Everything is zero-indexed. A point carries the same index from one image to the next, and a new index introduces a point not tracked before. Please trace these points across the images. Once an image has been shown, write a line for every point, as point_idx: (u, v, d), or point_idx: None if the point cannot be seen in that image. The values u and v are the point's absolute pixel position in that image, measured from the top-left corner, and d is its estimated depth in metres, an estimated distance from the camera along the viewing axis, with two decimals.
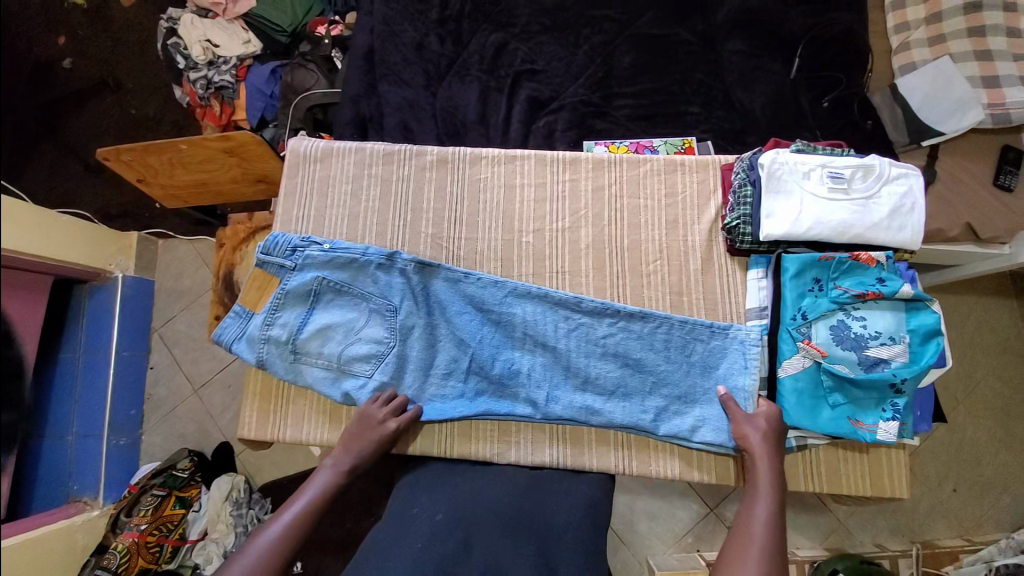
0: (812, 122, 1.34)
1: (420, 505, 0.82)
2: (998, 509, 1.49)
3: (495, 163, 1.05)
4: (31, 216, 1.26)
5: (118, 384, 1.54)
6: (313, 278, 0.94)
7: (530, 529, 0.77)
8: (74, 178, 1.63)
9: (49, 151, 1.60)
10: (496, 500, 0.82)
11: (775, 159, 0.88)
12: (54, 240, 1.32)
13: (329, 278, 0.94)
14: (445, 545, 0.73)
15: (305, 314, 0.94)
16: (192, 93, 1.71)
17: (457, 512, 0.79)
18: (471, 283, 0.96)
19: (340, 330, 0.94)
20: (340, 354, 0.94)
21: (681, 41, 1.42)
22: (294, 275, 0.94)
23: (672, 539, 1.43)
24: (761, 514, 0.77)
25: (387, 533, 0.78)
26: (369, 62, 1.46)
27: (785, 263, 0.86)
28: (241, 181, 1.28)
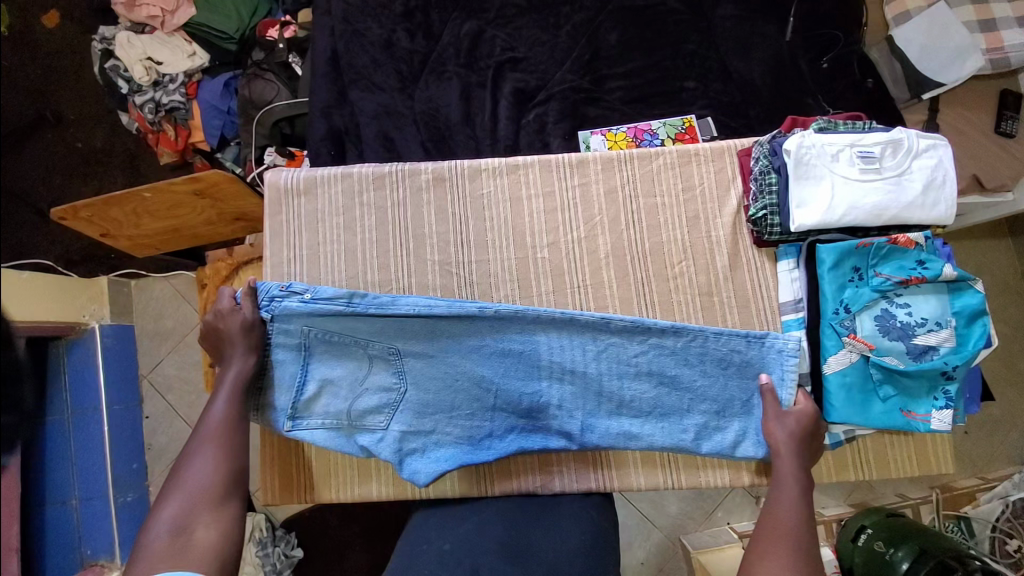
0: (813, 86, 1.28)
1: (428, 533, 0.82)
2: (1012, 444, 1.50)
3: (496, 175, 0.97)
4: None
5: (115, 439, 1.45)
6: (303, 331, 0.86)
7: (533, 560, 0.76)
8: (29, 227, 1.54)
9: None
10: (497, 525, 0.83)
11: (802, 143, 0.83)
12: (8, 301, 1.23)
13: (319, 329, 0.86)
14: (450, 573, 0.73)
15: (301, 372, 0.87)
16: (141, 118, 1.56)
17: (464, 541, 0.79)
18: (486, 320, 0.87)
19: (345, 384, 0.88)
20: (349, 410, 0.87)
21: (668, 10, 1.33)
22: (281, 330, 0.86)
23: (704, 516, 1.43)
24: (791, 507, 0.76)
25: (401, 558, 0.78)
26: (335, 68, 1.34)
27: (821, 255, 0.82)
28: (217, 221, 1.16)
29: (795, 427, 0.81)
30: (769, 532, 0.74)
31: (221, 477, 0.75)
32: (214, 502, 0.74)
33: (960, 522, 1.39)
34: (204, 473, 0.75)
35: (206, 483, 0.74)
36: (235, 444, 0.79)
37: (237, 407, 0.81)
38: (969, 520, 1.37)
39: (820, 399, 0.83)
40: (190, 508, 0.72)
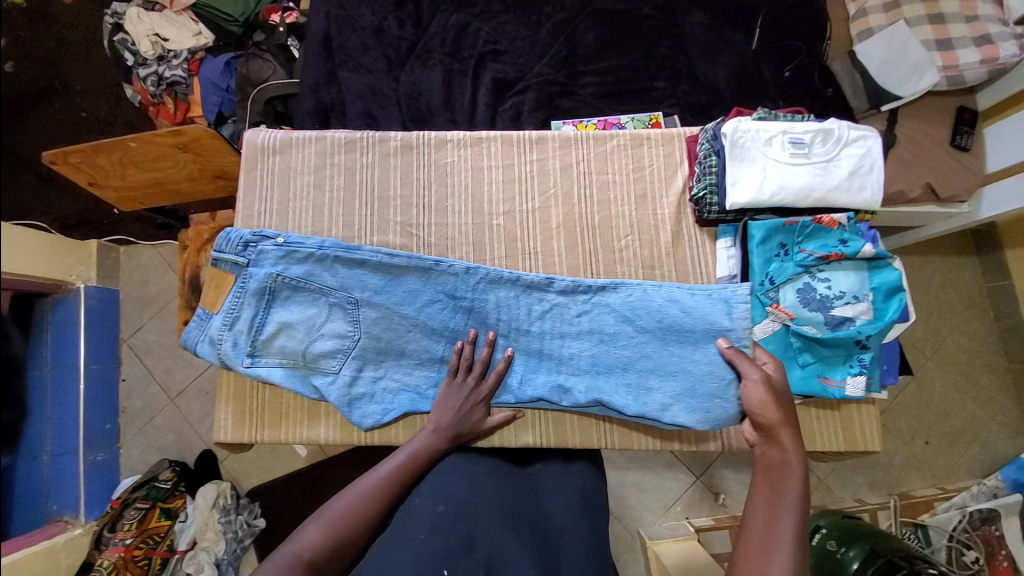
0: (775, 92, 1.35)
1: (419, 493, 0.79)
2: (972, 456, 1.48)
3: (460, 146, 1.03)
4: None
5: (91, 397, 1.57)
6: (267, 274, 0.91)
7: (527, 522, 0.77)
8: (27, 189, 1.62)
9: None
10: (489, 487, 0.81)
11: (737, 128, 0.90)
12: (5, 257, 1.34)
13: (284, 274, 0.91)
14: (446, 538, 0.72)
15: (262, 313, 0.92)
16: (143, 91, 1.65)
17: (459, 502, 0.77)
18: (442, 272, 0.94)
19: (302, 328, 0.92)
20: (305, 352, 0.92)
21: (643, 15, 1.41)
22: (249, 272, 0.91)
23: (663, 508, 1.43)
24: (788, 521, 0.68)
25: (408, 522, 0.74)
26: (326, 50, 1.43)
27: (752, 230, 0.89)
28: (198, 177, 1.21)
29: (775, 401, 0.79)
30: (755, 537, 0.68)
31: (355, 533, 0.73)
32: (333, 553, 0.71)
33: (917, 530, 1.38)
34: (361, 524, 0.74)
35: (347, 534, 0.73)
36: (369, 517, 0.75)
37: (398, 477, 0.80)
38: (926, 528, 1.37)
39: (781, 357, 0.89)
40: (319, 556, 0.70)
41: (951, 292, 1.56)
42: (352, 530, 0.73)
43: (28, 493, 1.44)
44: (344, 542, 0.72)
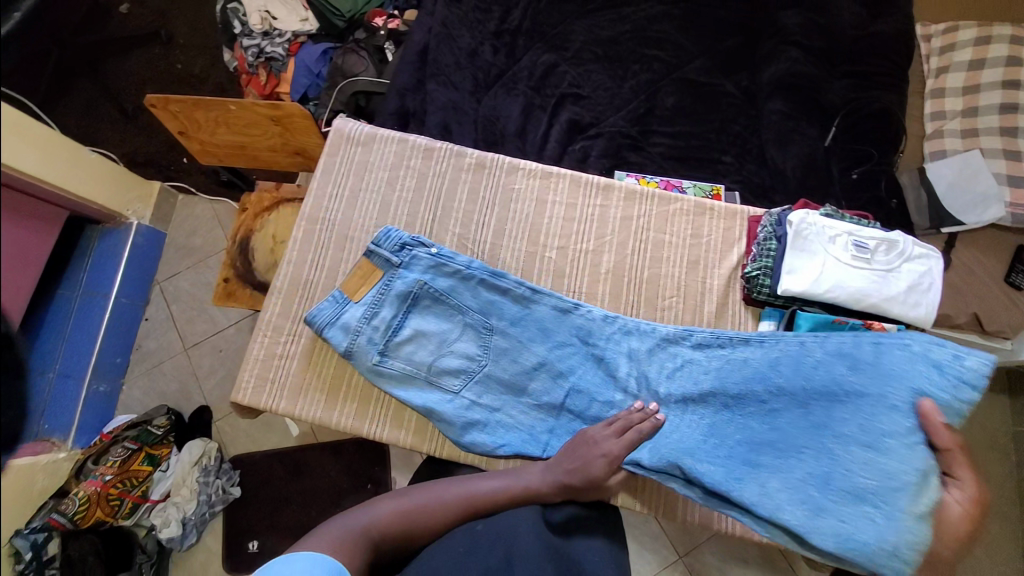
0: (838, 191, 1.37)
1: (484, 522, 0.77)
2: None
3: (530, 176, 1.07)
4: (66, 149, 1.43)
5: (111, 326, 1.65)
6: (415, 280, 0.97)
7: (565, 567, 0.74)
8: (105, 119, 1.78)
9: (85, 87, 1.76)
10: (547, 535, 0.77)
11: (804, 219, 0.92)
12: (81, 179, 1.49)
13: (430, 284, 0.97)
14: (485, 560, 0.72)
15: (401, 316, 0.96)
16: (242, 58, 1.77)
17: (501, 528, 0.76)
18: (579, 315, 0.97)
19: (433, 340, 0.96)
20: (430, 363, 0.95)
21: (724, 92, 1.47)
22: (399, 273, 0.97)
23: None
24: None
25: (460, 540, 0.74)
26: (421, 60, 1.52)
27: (798, 320, 0.90)
28: (279, 151, 1.27)
29: (974, 522, 0.67)
30: None
31: (421, 531, 0.76)
32: (395, 539, 0.75)
33: None
34: (422, 524, 0.76)
35: (416, 525, 0.76)
36: (437, 524, 0.77)
37: (486, 501, 0.80)
38: None
39: None
40: (383, 533, 0.74)
41: (980, 429, 1.50)
42: (422, 522, 0.76)
43: None
44: (404, 535, 0.75)
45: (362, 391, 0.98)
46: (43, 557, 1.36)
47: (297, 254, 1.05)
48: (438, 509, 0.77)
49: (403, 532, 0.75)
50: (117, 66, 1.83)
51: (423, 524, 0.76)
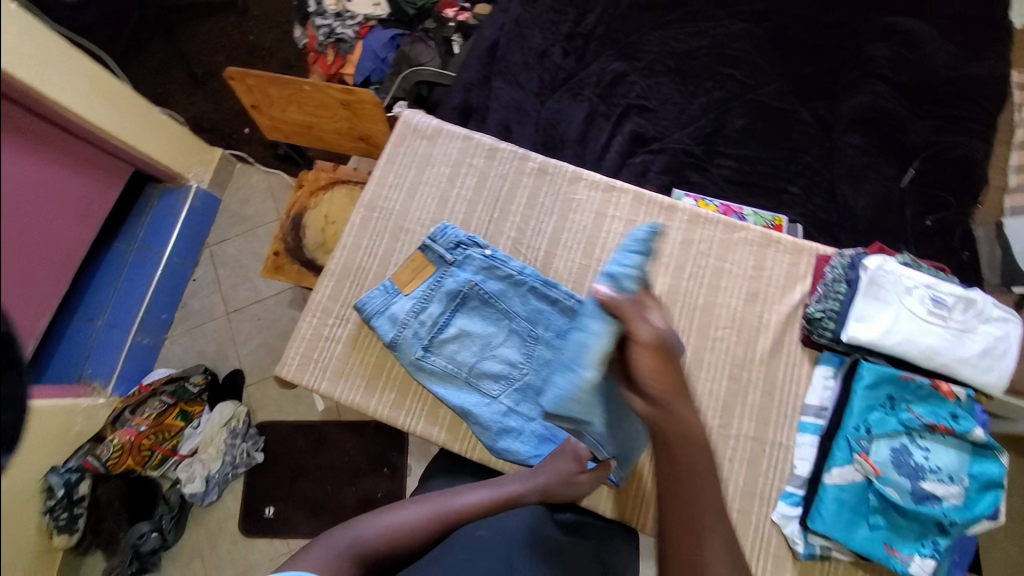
0: (908, 236, 1.29)
1: (483, 526, 0.77)
2: None
3: (592, 187, 1.05)
4: (133, 106, 1.50)
5: (161, 283, 1.71)
6: (467, 280, 0.97)
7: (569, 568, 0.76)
8: (177, 81, 1.93)
9: (158, 50, 1.94)
10: (547, 534, 0.78)
11: (880, 265, 0.88)
12: (147, 137, 1.55)
13: (481, 285, 0.97)
14: (492, 564, 0.71)
15: (449, 313, 0.97)
16: (313, 37, 1.82)
17: (502, 531, 0.76)
18: None
19: (478, 342, 0.96)
20: (472, 365, 0.95)
21: (798, 120, 1.41)
22: (451, 271, 0.98)
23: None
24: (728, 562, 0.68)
25: (448, 554, 0.72)
26: (489, 56, 1.52)
27: (861, 371, 0.85)
28: (344, 134, 1.28)
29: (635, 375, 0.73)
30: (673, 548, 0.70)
31: (407, 546, 0.76)
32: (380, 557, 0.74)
33: None
34: (408, 541, 0.76)
35: (400, 543, 0.76)
36: (422, 538, 0.77)
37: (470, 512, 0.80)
38: None
39: (852, 509, 0.81)
40: (367, 552, 0.73)
41: None
42: (406, 540, 0.76)
43: (75, 350, 1.57)
44: (389, 550, 0.75)
45: (401, 383, 0.99)
46: (74, 496, 1.45)
47: (355, 240, 1.06)
48: (421, 523, 0.77)
49: (387, 550, 0.75)
50: (193, 30, 1.97)
51: (408, 540, 0.76)
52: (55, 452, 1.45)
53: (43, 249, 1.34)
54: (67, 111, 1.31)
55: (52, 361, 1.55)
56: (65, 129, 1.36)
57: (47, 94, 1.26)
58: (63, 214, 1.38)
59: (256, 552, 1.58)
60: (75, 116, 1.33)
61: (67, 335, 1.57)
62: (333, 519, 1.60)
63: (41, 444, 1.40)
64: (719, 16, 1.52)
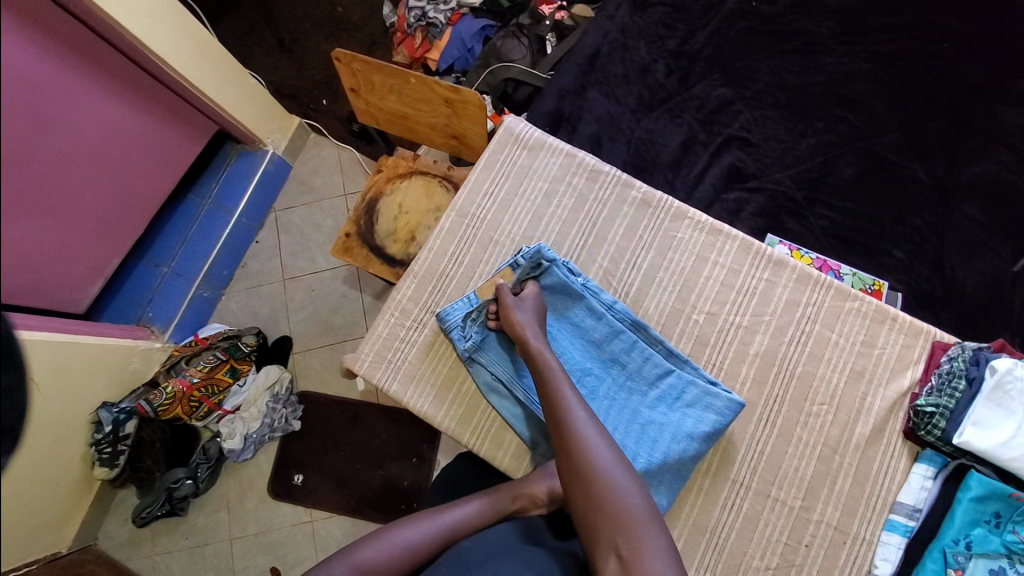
0: (1016, 325, 1.18)
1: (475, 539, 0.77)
2: None
3: (696, 227, 0.99)
4: (228, 68, 1.48)
5: (228, 242, 1.73)
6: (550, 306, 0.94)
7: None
8: (265, 45, 1.93)
9: (248, 12, 1.96)
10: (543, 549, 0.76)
11: (1010, 369, 0.80)
12: (236, 98, 1.53)
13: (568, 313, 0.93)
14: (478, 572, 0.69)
15: None
16: (402, 18, 1.76)
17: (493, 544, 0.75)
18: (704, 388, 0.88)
19: None
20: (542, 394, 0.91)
21: (913, 178, 1.30)
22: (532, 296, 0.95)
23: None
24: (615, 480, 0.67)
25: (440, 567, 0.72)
26: (589, 64, 1.45)
27: (970, 480, 0.79)
28: (437, 130, 1.26)
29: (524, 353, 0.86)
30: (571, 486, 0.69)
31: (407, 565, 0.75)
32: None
33: None
34: (407, 557, 0.75)
35: (402, 560, 0.75)
36: (424, 550, 0.76)
37: (469, 523, 0.81)
38: None
39: None
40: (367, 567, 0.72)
41: None
42: (407, 558, 0.75)
43: (138, 292, 1.60)
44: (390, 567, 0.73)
45: (470, 399, 0.97)
46: (120, 433, 1.45)
47: (441, 244, 1.04)
48: (420, 533, 0.77)
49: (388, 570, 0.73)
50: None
51: (409, 555, 0.75)
52: (109, 387, 1.48)
53: (116, 196, 1.35)
54: (163, 63, 1.29)
55: (117, 295, 1.58)
56: (156, 78, 1.35)
57: (149, 47, 1.25)
58: (140, 161, 1.37)
59: (279, 518, 1.59)
60: (171, 70, 1.32)
61: (133, 275, 1.60)
62: (356, 498, 1.59)
63: (91, 379, 1.41)
64: (841, 52, 1.41)
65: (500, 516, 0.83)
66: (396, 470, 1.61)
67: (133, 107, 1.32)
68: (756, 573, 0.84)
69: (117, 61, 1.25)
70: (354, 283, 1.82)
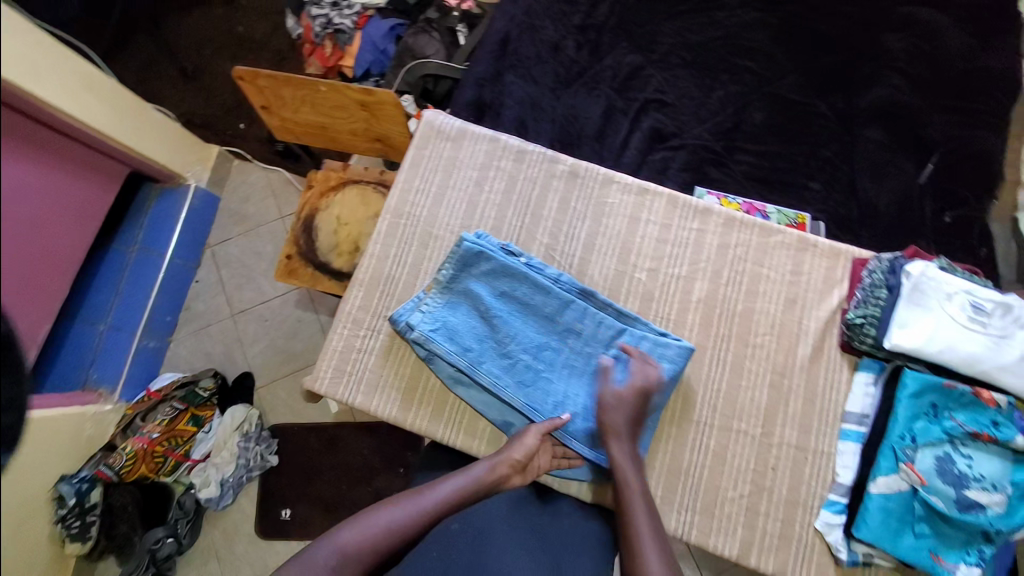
0: (928, 232, 1.29)
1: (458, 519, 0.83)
2: None
3: (625, 191, 1.03)
4: (127, 104, 1.41)
5: (165, 286, 1.65)
6: (497, 289, 0.95)
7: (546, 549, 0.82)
8: (167, 77, 1.84)
9: (144, 43, 1.86)
10: (523, 516, 0.86)
11: (922, 271, 0.87)
12: (141, 134, 1.46)
13: (516, 292, 0.94)
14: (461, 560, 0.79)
15: (480, 324, 0.94)
16: (308, 28, 1.73)
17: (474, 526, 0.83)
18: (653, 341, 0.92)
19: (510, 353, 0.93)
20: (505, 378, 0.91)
21: (816, 113, 1.39)
22: (480, 283, 0.95)
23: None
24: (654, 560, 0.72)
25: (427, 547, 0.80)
26: (501, 49, 1.46)
27: (905, 378, 0.85)
28: (359, 135, 1.25)
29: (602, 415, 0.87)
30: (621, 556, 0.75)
31: (388, 549, 0.74)
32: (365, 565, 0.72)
33: None
34: (388, 541, 0.74)
35: (382, 546, 0.74)
36: (404, 533, 0.76)
37: (450, 502, 0.79)
38: None
39: (894, 512, 0.83)
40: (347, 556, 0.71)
41: None
42: (387, 543, 0.74)
43: (77, 355, 1.49)
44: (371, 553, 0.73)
45: (437, 395, 0.97)
46: (85, 505, 1.38)
47: (382, 249, 1.03)
48: (399, 519, 0.76)
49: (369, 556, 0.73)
50: (179, 22, 1.88)
51: (388, 538, 0.74)
52: (65, 460, 1.38)
53: (42, 256, 1.26)
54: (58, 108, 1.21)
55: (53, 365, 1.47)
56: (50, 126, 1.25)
57: (38, 95, 1.16)
58: (61, 217, 1.29)
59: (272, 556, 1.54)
60: (67, 116, 1.24)
61: (67, 339, 1.49)
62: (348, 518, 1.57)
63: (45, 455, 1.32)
64: (734, 5, 1.48)
65: (483, 492, 0.82)
66: (385, 484, 1.60)
67: (43, 164, 1.23)
68: (733, 503, 0.89)
69: (11, 117, 1.14)
70: (307, 306, 1.77)
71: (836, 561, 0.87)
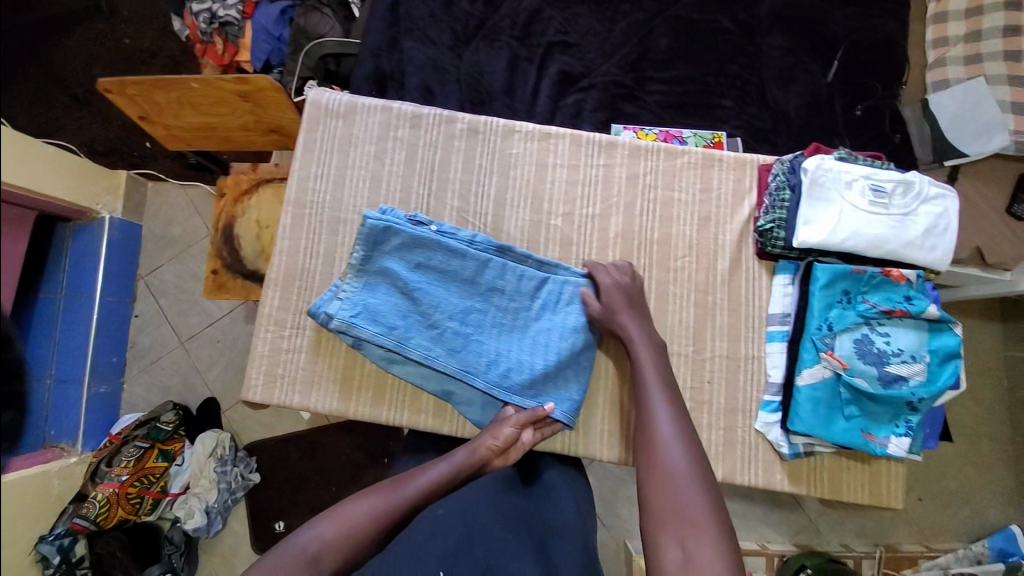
0: (842, 129, 1.30)
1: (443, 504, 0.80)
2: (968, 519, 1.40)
3: (527, 139, 1.01)
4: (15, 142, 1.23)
5: (101, 325, 1.56)
6: (411, 262, 0.92)
7: (530, 527, 0.79)
8: None
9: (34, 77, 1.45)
10: (508, 499, 0.82)
11: (820, 165, 0.89)
12: (36, 172, 1.29)
13: (432, 261, 0.92)
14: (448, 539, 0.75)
15: (401, 300, 0.92)
16: (193, 26, 1.55)
17: (459, 507, 0.80)
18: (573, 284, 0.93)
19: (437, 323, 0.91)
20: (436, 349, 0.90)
21: (720, 29, 1.37)
22: (392, 260, 0.92)
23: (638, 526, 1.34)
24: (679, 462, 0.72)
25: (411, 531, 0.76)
26: (392, 15, 1.38)
27: (815, 272, 0.88)
28: (252, 129, 1.22)
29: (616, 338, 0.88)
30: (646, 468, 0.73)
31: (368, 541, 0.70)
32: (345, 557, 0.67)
33: None
34: (369, 530, 0.70)
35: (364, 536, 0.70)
36: (386, 523, 0.71)
37: (434, 490, 0.76)
38: None
39: (823, 400, 0.85)
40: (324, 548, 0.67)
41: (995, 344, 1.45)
42: (368, 531, 0.70)
43: None
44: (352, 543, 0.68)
45: (374, 379, 0.96)
46: (72, 560, 1.35)
47: (291, 244, 0.99)
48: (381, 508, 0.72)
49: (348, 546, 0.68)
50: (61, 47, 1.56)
51: (370, 527, 0.70)
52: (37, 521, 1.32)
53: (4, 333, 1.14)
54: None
55: None
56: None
57: None
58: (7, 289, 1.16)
59: None
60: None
61: None
62: None
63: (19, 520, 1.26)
64: None
65: (467, 475, 0.80)
66: (373, 478, 1.60)
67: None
68: None
69: None
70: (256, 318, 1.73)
71: (779, 456, 0.92)
